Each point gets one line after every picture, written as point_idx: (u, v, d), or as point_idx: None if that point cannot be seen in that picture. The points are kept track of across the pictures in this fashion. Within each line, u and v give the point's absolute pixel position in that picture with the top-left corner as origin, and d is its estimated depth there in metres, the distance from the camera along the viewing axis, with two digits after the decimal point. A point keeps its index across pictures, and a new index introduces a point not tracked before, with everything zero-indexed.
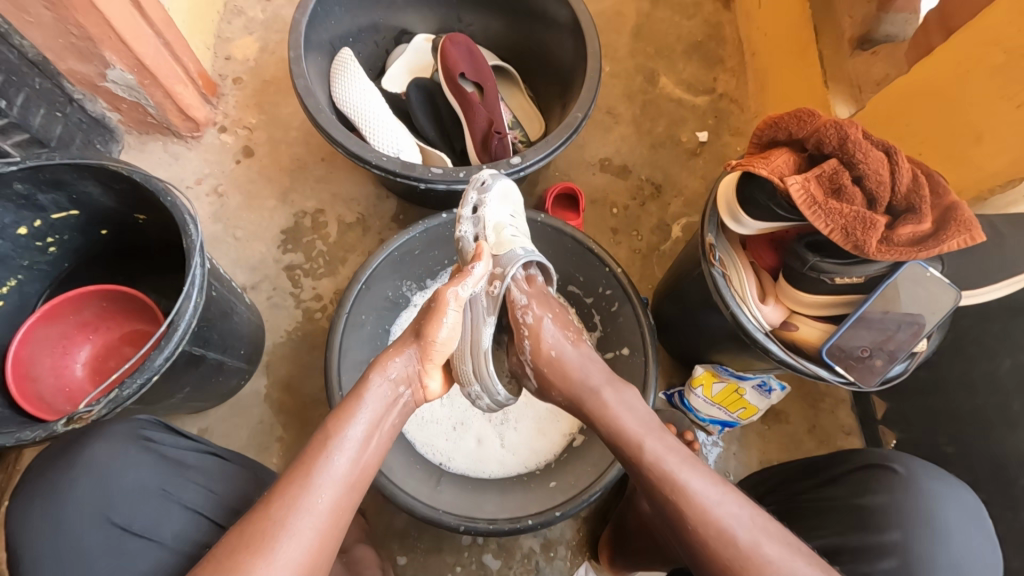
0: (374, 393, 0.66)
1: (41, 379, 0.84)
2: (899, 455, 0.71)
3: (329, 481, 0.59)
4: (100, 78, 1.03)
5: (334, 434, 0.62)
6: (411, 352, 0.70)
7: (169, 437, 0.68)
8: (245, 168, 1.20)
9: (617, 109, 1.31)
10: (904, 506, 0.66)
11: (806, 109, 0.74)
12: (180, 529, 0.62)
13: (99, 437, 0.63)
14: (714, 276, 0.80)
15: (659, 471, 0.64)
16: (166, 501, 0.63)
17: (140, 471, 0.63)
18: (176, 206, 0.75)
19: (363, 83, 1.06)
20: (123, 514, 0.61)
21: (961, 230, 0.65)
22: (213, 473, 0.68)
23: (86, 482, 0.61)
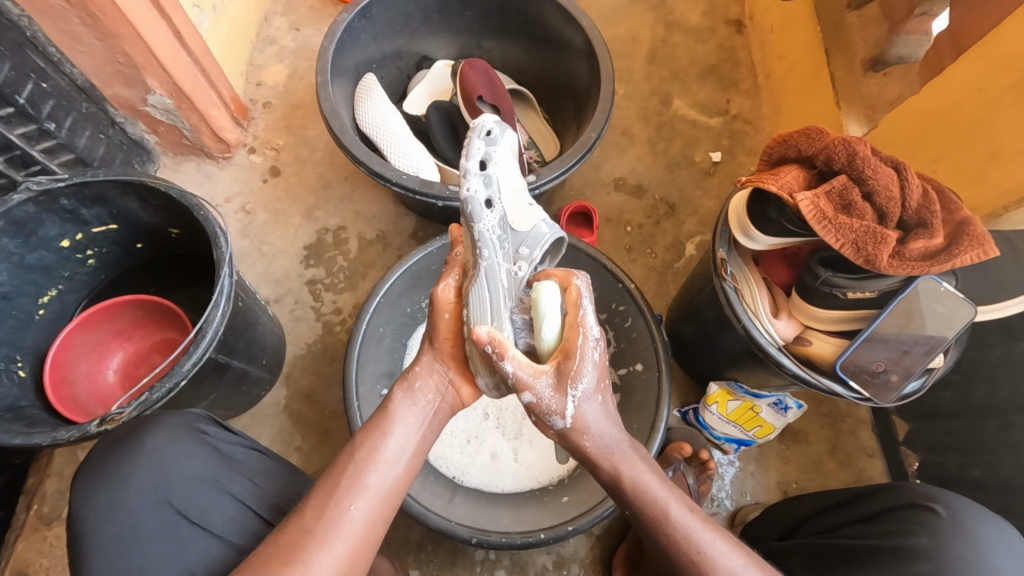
0: (404, 410, 0.63)
1: (76, 384, 0.88)
2: (941, 494, 0.69)
3: (364, 496, 0.56)
4: (141, 103, 1.09)
5: (371, 446, 0.59)
6: (441, 364, 0.68)
7: (220, 432, 0.70)
8: (272, 187, 1.25)
9: (631, 130, 1.33)
10: (949, 548, 0.63)
11: (815, 128, 0.76)
12: (228, 519, 0.63)
13: (158, 427, 0.66)
14: (726, 291, 0.81)
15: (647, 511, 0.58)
16: (216, 491, 0.64)
17: (194, 461, 0.65)
18: (208, 220, 0.79)
19: (386, 105, 1.11)
20: (177, 499, 0.63)
21: (974, 245, 0.66)
22: (258, 469, 0.69)
23: (147, 469, 0.64)
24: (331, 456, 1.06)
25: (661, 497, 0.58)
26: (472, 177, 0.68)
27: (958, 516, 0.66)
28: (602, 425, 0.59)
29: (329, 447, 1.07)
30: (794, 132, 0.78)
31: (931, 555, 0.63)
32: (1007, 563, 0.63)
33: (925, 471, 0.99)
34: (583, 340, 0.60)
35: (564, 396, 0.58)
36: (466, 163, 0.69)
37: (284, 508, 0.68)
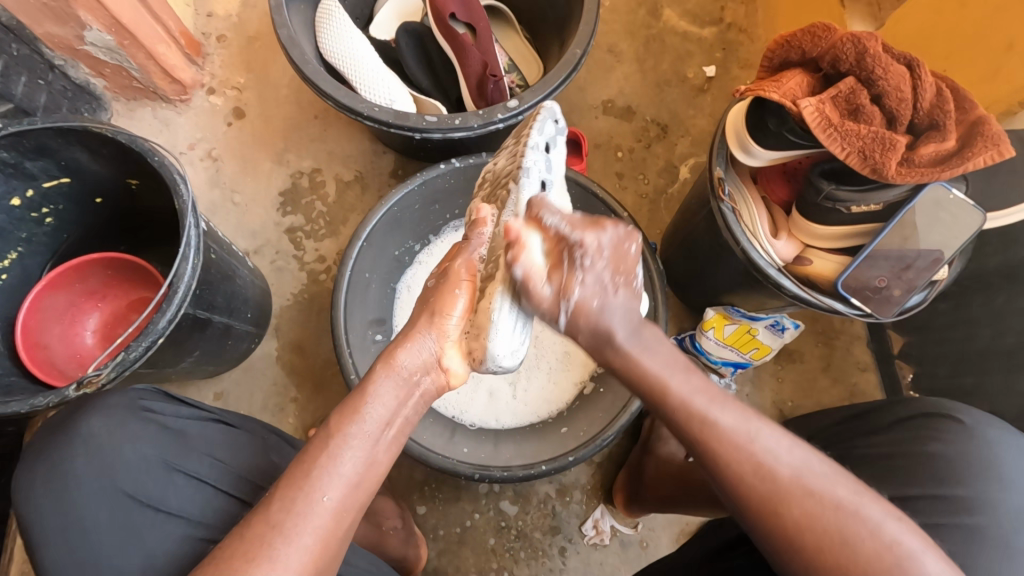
0: (388, 385, 0.56)
1: (52, 347, 0.86)
2: (955, 406, 0.66)
3: (334, 484, 0.51)
4: (78, 42, 0.99)
5: (334, 431, 0.53)
6: (435, 332, 0.60)
7: (169, 407, 0.68)
8: (237, 130, 1.17)
9: (619, 46, 1.24)
10: (969, 453, 0.61)
11: (820, 25, 0.69)
12: (191, 498, 0.63)
13: (95, 411, 0.63)
14: (724, 212, 0.76)
15: (692, 428, 0.51)
16: (167, 471, 0.63)
17: (139, 443, 0.63)
18: (165, 167, 0.73)
19: (350, 30, 1.01)
20: (127, 485, 0.61)
21: (989, 145, 0.61)
22: (212, 440, 0.68)
23: (87, 458, 0.62)
24: (328, 404, 1.06)
25: (701, 406, 0.52)
26: (534, 152, 0.66)
27: (978, 424, 0.63)
28: (619, 321, 0.54)
29: (326, 395, 1.06)
30: (798, 30, 0.70)
31: (950, 461, 0.61)
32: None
33: (918, 382, 0.99)
34: (573, 265, 0.52)
35: (574, 310, 0.53)
36: (533, 137, 0.67)
37: (248, 479, 0.67)
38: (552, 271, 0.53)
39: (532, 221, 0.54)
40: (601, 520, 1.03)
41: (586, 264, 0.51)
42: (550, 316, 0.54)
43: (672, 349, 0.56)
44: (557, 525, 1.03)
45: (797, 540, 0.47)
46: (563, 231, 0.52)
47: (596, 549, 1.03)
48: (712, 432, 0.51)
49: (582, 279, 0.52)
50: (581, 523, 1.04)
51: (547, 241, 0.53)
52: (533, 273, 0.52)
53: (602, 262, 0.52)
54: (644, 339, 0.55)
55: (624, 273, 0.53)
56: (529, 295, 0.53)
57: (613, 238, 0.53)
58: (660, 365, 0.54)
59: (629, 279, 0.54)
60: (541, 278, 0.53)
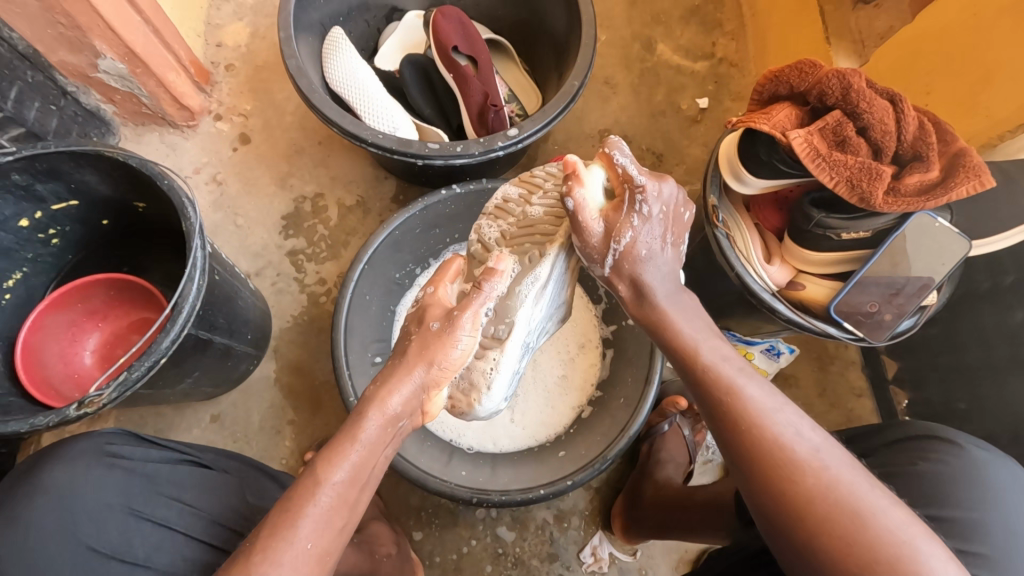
0: (375, 433, 0.55)
1: (50, 366, 0.86)
2: (942, 428, 0.67)
3: (314, 524, 0.51)
4: (91, 69, 1.02)
5: (317, 477, 0.52)
6: (414, 383, 0.57)
7: (136, 450, 0.67)
8: (242, 155, 1.19)
9: (615, 78, 1.28)
10: (956, 473, 0.62)
11: (807, 61, 0.72)
12: (158, 546, 0.62)
13: (60, 461, 0.62)
14: (718, 238, 0.79)
15: (716, 394, 0.54)
16: (134, 519, 0.63)
17: (104, 492, 0.62)
18: (173, 190, 0.74)
19: (357, 61, 1.05)
20: (91, 538, 0.60)
21: (970, 176, 0.64)
22: (183, 483, 0.67)
23: (49, 507, 0.60)
24: (326, 427, 1.05)
25: (732, 380, 0.54)
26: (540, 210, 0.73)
27: (966, 446, 0.64)
28: (662, 277, 0.59)
29: (324, 417, 1.06)
30: (785, 67, 0.74)
31: (946, 481, 0.62)
32: (1014, 489, 0.61)
33: (913, 406, 1.00)
34: (632, 209, 0.57)
35: (622, 252, 0.58)
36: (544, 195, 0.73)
37: (218, 520, 0.67)
38: (607, 211, 0.58)
39: (601, 157, 0.59)
40: (599, 546, 1.02)
41: (646, 207, 0.57)
42: (597, 257, 0.59)
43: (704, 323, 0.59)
44: (555, 552, 1.02)
45: (790, 506, 0.48)
46: (631, 172, 0.57)
47: None
48: (737, 397, 0.53)
49: (635, 227, 0.57)
50: (578, 550, 1.02)
51: (612, 178, 0.59)
52: (587, 208, 0.58)
53: (652, 229, 0.58)
54: (678, 298, 0.60)
55: (675, 232, 0.61)
56: (583, 230, 0.58)
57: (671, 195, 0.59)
58: (695, 332, 0.58)
59: (678, 241, 0.61)
60: (594, 214, 0.58)
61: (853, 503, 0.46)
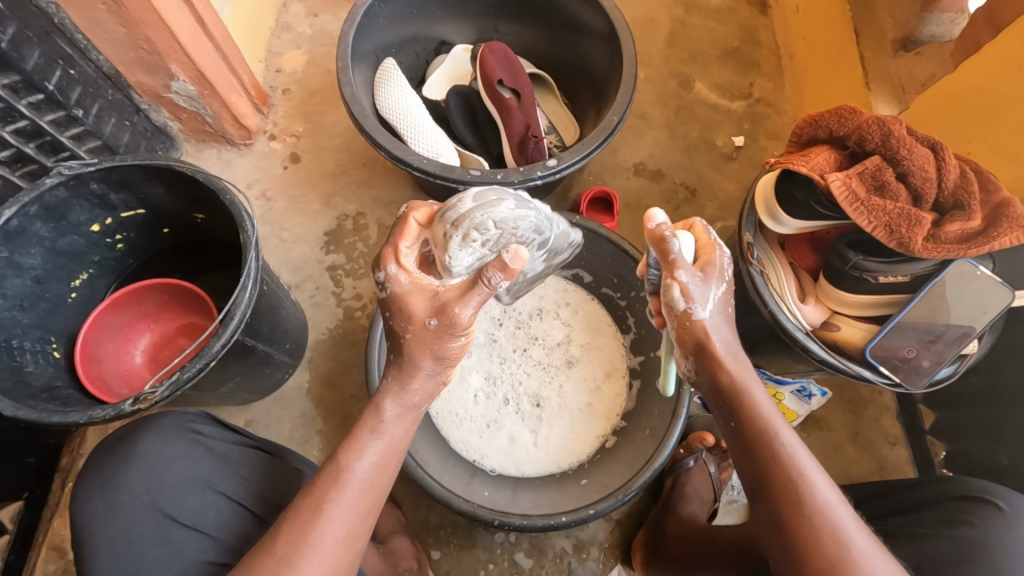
0: (392, 421, 0.64)
1: (103, 363, 0.91)
2: (999, 489, 0.66)
3: (340, 516, 0.57)
4: (164, 89, 1.10)
5: (342, 469, 0.59)
6: (398, 406, 0.64)
7: (214, 430, 0.74)
8: (291, 173, 1.26)
9: (652, 114, 1.32)
10: (1005, 542, 0.61)
11: (847, 107, 0.74)
12: (229, 519, 0.67)
13: (151, 431, 0.69)
14: (752, 275, 0.79)
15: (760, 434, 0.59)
16: (209, 492, 0.68)
17: (189, 465, 0.68)
18: (233, 203, 0.79)
19: (406, 90, 1.11)
20: (169, 505, 0.66)
21: (1013, 227, 0.64)
22: (251, 467, 0.73)
23: (139, 474, 0.67)
24: None
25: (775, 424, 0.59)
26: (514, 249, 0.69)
27: (1017, 512, 0.63)
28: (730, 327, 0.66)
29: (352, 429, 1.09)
30: (825, 111, 0.75)
31: (984, 548, 0.61)
32: None
33: (951, 458, 0.97)
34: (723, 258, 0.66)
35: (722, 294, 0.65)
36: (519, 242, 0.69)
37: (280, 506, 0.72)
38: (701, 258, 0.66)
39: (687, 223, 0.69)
40: None
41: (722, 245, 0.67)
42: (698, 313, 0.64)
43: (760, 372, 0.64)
44: None
45: (812, 561, 0.53)
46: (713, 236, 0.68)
47: None
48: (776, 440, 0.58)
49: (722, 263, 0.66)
50: None
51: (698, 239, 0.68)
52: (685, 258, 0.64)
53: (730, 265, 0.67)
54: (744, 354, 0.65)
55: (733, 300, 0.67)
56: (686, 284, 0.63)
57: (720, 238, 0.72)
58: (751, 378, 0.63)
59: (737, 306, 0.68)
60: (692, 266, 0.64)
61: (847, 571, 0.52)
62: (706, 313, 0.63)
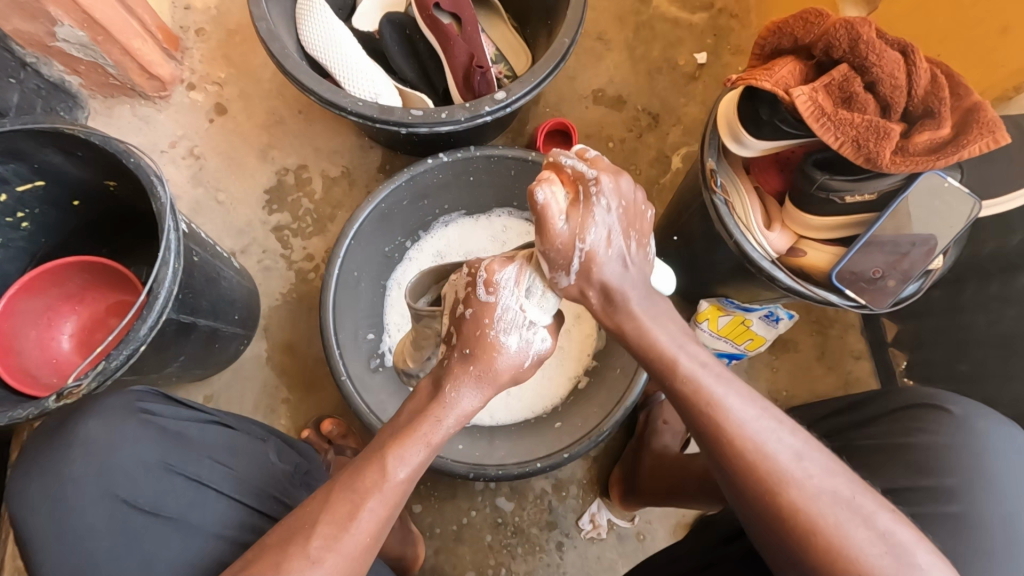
0: (453, 398, 0.56)
1: (27, 352, 0.84)
2: (948, 395, 0.65)
3: (383, 495, 0.51)
4: (49, 38, 0.96)
5: (381, 477, 0.51)
6: (478, 391, 0.56)
7: (167, 408, 0.67)
8: (219, 127, 1.14)
9: (609, 34, 1.21)
10: (961, 447, 0.60)
11: (813, 10, 0.67)
12: (194, 504, 0.61)
13: (91, 415, 0.62)
14: (717, 206, 0.75)
15: (695, 400, 0.52)
16: (169, 475, 0.62)
17: (140, 448, 0.62)
18: (141, 168, 0.70)
19: (332, 22, 0.98)
20: (124, 493, 0.60)
21: (984, 132, 0.60)
22: (217, 444, 0.67)
23: (85, 461, 0.61)
24: (321, 404, 1.05)
25: (708, 381, 0.53)
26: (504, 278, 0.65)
27: (966, 414, 0.63)
28: (635, 282, 0.57)
29: (318, 395, 1.05)
30: (789, 17, 0.68)
31: (941, 452, 0.61)
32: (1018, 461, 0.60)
33: (912, 369, 0.99)
34: (591, 202, 0.55)
35: (586, 256, 0.55)
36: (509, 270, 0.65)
37: (257, 486, 0.66)
38: (570, 210, 0.55)
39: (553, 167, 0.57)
40: (598, 513, 1.02)
41: (601, 202, 0.55)
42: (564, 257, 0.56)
43: (678, 326, 0.58)
44: (554, 521, 1.03)
45: (793, 522, 0.46)
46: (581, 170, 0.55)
47: (593, 543, 1.03)
48: (719, 406, 0.51)
49: (597, 223, 0.55)
50: (577, 517, 1.04)
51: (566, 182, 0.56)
52: (552, 206, 0.54)
53: (615, 201, 0.56)
54: (654, 305, 0.58)
55: (636, 229, 0.58)
56: (547, 231, 0.54)
57: (628, 190, 0.57)
58: (669, 337, 0.56)
59: (640, 237, 0.58)
60: (560, 211, 0.54)
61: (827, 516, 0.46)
62: (570, 282, 0.58)
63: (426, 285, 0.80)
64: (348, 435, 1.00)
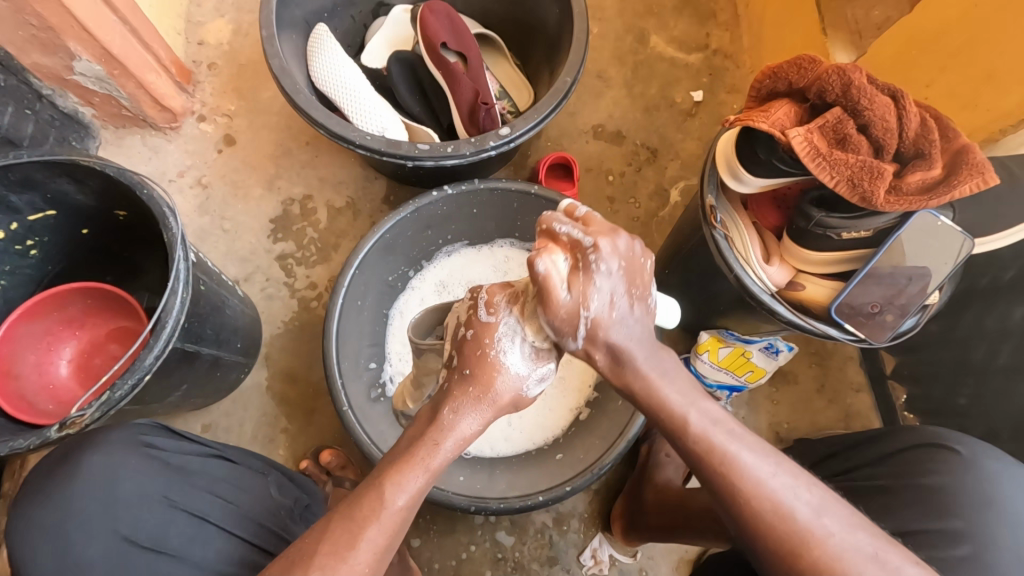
0: (455, 421, 0.55)
1: (23, 377, 0.84)
2: (955, 433, 0.66)
3: (383, 523, 0.50)
4: (67, 72, 0.98)
5: (380, 505, 0.50)
6: (477, 414, 0.56)
7: (170, 442, 0.67)
8: (227, 157, 1.16)
9: (609, 73, 1.26)
10: (970, 488, 0.61)
11: (806, 57, 0.70)
12: (194, 539, 0.60)
13: (97, 448, 0.62)
14: (717, 240, 0.77)
15: (708, 460, 0.51)
16: (170, 510, 0.61)
17: (141, 481, 0.62)
18: (153, 199, 0.72)
19: (343, 59, 1.02)
20: (124, 529, 0.59)
21: (974, 173, 0.62)
22: (219, 479, 0.66)
23: (86, 494, 0.60)
24: (320, 434, 1.04)
25: (717, 441, 0.51)
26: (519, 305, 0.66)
27: (974, 454, 0.63)
28: (641, 335, 0.55)
29: (318, 424, 1.04)
30: (784, 62, 0.71)
31: (952, 494, 0.61)
32: None
33: (911, 402, 1.00)
34: (590, 271, 0.52)
35: (592, 322, 0.53)
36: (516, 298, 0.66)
37: (258, 520, 0.66)
38: (569, 278, 0.53)
39: (550, 240, 0.55)
40: (600, 548, 1.01)
41: (601, 267, 0.52)
42: (566, 320, 0.54)
43: (684, 381, 0.55)
44: (555, 556, 1.01)
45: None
46: (578, 238, 0.53)
47: None
48: (734, 466, 0.50)
49: (599, 289, 0.53)
50: (579, 552, 1.02)
51: (565, 250, 0.54)
52: (553, 276, 0.52)
53: (618, 261, 0.53)
54: (662, 363, 0.56)
55: (640, 285, 0.55)
56: (548, 297, 0.53)
57: (627, 248, 0.55)
58: (677, 396, 0.54)
59: (643, 295, 0.55)
60: (561, 281, 0.53)
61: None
62: (577, 345, 0.55)
63: (429, 323, 0.80)
64: (346, 466, 0.99)
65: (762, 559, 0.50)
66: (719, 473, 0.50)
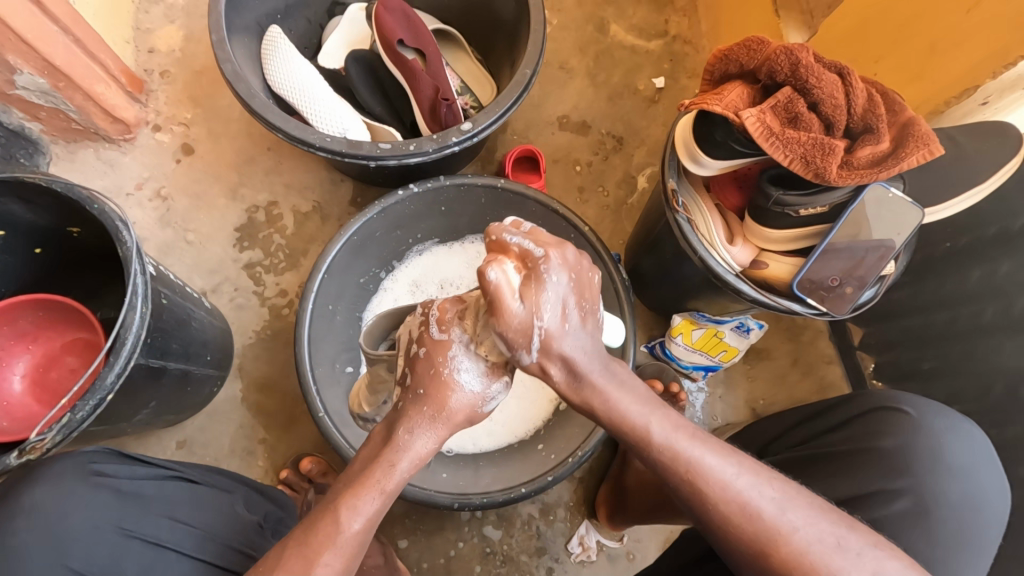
0: (411, 439, 0.54)
1: None
2: (902, 395, 0.69)
3: (339, 548, 0.49)
4: (8, 86, 0.95)
5: (335, 529, 0.50)
6: (432, 432, 0.55)
7: (123, 467, 0.65)
8: (187, 167, 1.14)
9: (571, 63, 1.26)
10: (918, 446, 0.64)
11: (755, 38, 0.71)
12: (151, 568, 0.60)
13: (41, 481, 0.60)
14: (679, 223, 0.79)
15: (675, 463, 0.51)
16: (123, 538, 0.60)
17: (92, 512, 0.60)
18: (105, 214, 0.70)
19: (298, 61, 1.00)
20: (76, 562, 0.58)
21: (920, 145, 0.64)
22: (176, 500, 0.65)
23: (32, 531, 0.58)
24: (300, 442, 1.03)
25: (683, 446, 0.52)
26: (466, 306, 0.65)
27: (922, 414, 0.66)
28: (595, 360, 0.55)
29: (297, 433, 1.03)
30: (734, 44, 0.72)
31: (901, 454, 0.64)
32: (968, 456, 0.64)
33: (879, 371, 1.03)
34: (540, 283, 0.52)
35: (544, 336, 0.52)
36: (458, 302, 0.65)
37: (222, 539, 0.64)
38: (523, 291, 0.51)
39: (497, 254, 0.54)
40: (587, 536, 1.02)
41: (551, 279, 0.52)
42: (522, 336, 0.52)
43: (646, 391, 0.56)
44: (543, 546, 1.02)
45: (792, 575, 0.48)
46: (529, 248, 0.52)
47: (584, 566, 1.02)
48: (699, 472, 0.51)
49: (550, 300, 0.52)
50: (566, 540, 1.03)
51: (516, 261, 0.53)
52: (505, 286, 0.51)
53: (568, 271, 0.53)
54: (617, 374, 0.56)
55: (589, 297, 0.55)
56: (503, 311, 0.51)
57: (577, 260, 0.55)
58: (639, 407, 0.54)
59: (592, 307, 0.55)
60: (514, 292, 0.51)
61: (815, 556, 0.48)
62: (531, 359, 0.53)
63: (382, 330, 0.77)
64: (328, 472, 0.98)
65: (732, 553, 0.51)
66: (683, 474, 0.51)
